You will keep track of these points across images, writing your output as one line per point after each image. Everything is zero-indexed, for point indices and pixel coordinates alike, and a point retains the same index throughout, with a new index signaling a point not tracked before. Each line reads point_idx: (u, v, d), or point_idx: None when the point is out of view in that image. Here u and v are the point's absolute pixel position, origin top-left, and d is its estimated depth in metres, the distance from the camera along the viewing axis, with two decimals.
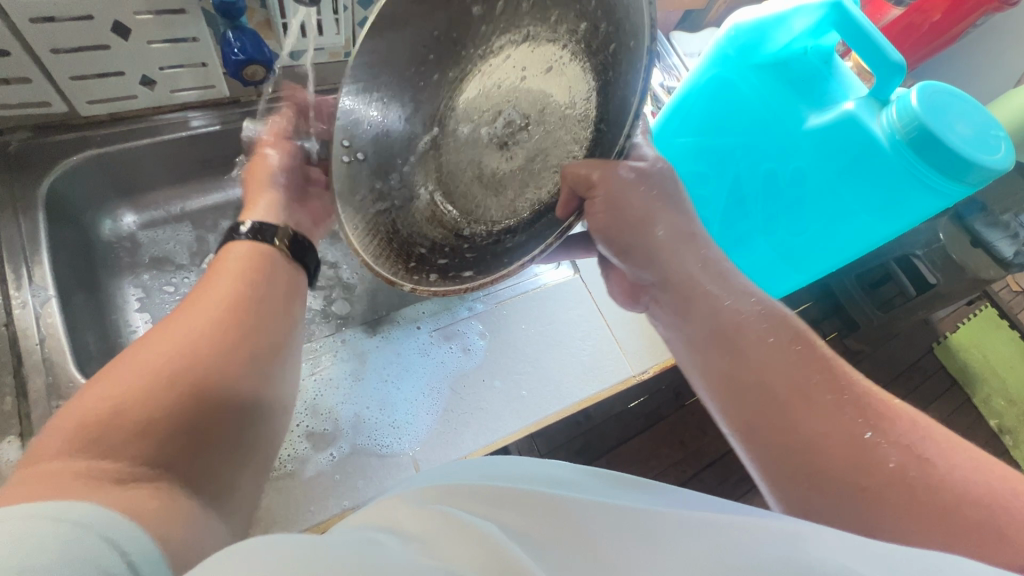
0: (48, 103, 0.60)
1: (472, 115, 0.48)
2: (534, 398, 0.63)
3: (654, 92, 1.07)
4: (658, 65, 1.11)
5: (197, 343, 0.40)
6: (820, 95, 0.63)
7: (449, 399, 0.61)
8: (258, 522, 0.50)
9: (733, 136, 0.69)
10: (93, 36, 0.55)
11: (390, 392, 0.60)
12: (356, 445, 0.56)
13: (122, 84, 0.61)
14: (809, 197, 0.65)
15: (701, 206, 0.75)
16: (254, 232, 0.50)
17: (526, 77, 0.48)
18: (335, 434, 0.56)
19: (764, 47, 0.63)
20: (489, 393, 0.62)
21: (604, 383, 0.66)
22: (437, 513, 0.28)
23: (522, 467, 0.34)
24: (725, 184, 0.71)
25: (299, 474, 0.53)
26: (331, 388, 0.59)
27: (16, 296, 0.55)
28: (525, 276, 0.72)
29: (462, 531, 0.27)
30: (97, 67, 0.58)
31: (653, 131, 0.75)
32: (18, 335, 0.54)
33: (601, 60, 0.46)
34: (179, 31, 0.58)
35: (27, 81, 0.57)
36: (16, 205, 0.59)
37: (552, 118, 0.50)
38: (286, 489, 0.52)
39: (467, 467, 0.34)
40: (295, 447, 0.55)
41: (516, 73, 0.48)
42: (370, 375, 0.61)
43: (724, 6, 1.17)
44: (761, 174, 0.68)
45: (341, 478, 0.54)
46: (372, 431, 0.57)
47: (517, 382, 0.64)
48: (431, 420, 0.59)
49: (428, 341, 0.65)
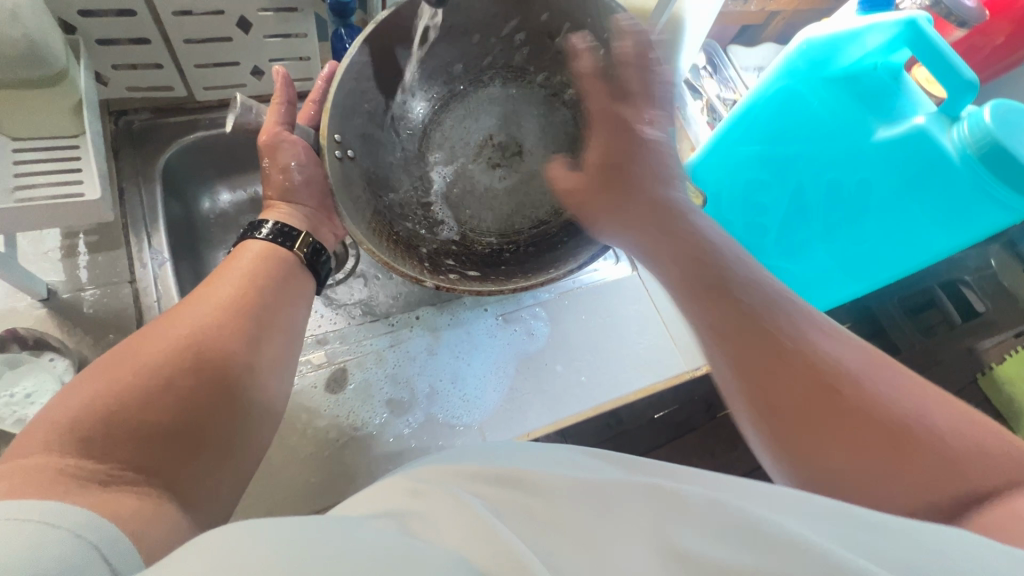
0: (171, 87, 0.66)
1: (461, 148, 0.64)
2: (592, 385, 0.67)
3: (711, 103, 1.10)
4: (715, 77, 1.12)
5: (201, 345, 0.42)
6: (889, 108, 0.65)
7: (515, 379, 0.65)
8: (343, 474, 0.56)
9: (797, 146, 0.72)
10: (220, 29, 0.61)
11: (461, 369, 0.64)
12: (430, 415, 0.60)
13: (235, 74, 0.67)
14: (872, 207, 0.67)
15: (759, 213, 0.78)
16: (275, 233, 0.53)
17: (512, 126, 0.64)
18: (412, 403, 0.60)
19: (835, 62, 0.65)
20: (551, 377, 0.66)
21: (659, 375, 0.69)
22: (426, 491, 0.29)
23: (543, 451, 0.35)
24: (787, 192, 0.74)
25: (379, 437, 0.58)
26: (408, 360, 0.63)
27: (139, 258, 0.61)
28: (586, 271, 0.76)
29: (453, 505, 0.28)
30: (217, 57, 0.64)
31: (715, 139, 0.78)
32: (140, 291, 0.60)
33: (564, 104, 0.63)
34: (292, 26, 0.64)
35: (157, 67, 0.63)
36: (138, 177, 0.66)
37: (530, 153, 0.64)
38: (368, 448, 0.57)
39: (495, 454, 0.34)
40: (376, 411, 0.59)
41: (491, 117, 0.64)
42: (444, 351, 0.65)
43: (783, 22, 1.19)
44: (823, 183, 0.71)
45: (416, 443, 0.58)
46: (444, 402, 0.61)
47: (577, 369, 0.67)
48: (496, 397, 0.63)
49: (496, 323, 0.69)
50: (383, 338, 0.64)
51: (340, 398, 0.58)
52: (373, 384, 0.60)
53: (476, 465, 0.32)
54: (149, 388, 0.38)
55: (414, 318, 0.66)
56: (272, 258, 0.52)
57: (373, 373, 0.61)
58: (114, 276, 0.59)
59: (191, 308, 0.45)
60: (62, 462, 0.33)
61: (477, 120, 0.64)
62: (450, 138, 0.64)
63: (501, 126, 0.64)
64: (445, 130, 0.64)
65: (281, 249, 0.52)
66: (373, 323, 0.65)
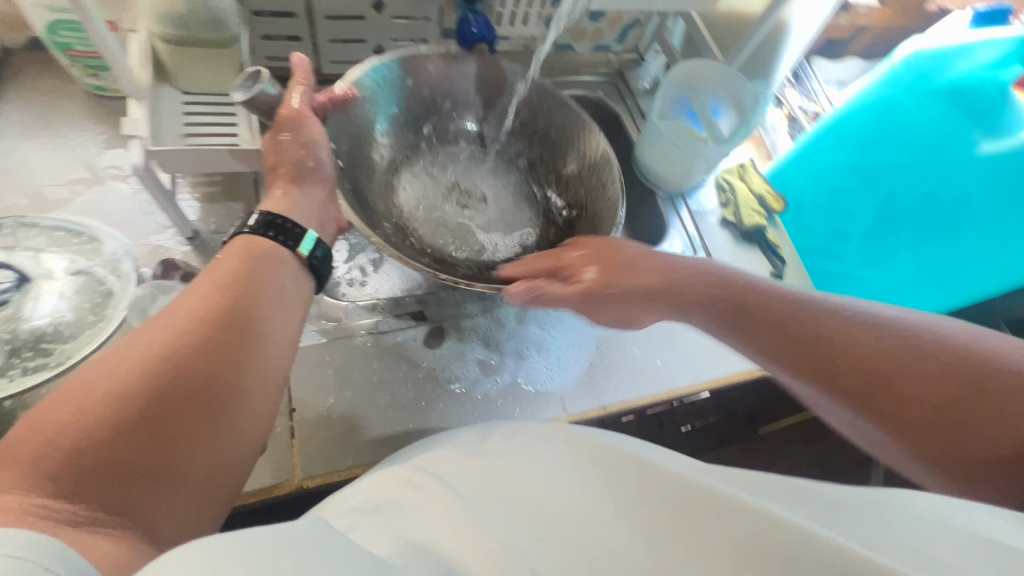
0: (302, 58, 0.72)
1: (419, 185, 0.68)
2: (667, 369, 0.69)
3: (793, 112, 1.11)
4: (797, 88, 1.15)
5: (187, 356, 0.37)
6: (995, 123, 0.65)
7: (594, 356, 0.68)
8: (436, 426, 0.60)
9: (891, 157, 0.73)
10: (357, 7, 0.67)
11: (546, 340, 0.68)
12: (516, 379, 0.64)
13: (360, 50, 0.73)
14: (969, 220, 0.69)
15: (843, 220, 0.80)
16: (275, 229, 0.48)
17: (432, 157, 0.71)
18: (499, 366, 0.64)
19: (940, 75, 0.66)
20: (629, 358, 0.69)
21: (731, 368, 0.71)
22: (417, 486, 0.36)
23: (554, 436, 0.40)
24: (875, 201, 0.76)
25: (470, 394, 0.62)
26: (498, 327, 0.67)
27: (266, 211, 0.66)
28: None
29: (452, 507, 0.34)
30: (349, 34, 0.70)
31: (802, 145, 0.79)
32: None
33: (443, 134, 0.71)
34: (420, 9, 0.69)
35: (295, 39, 0.69)
36: None
37: (478, 195, 0.70)
38: (460, 403, 0.61)
39: (483, 443, 0.41)
40: (468, 370, 0.63)
41: (449, 169, 0.71)
42: (532, 322, 0.68)
43: (872, 38, 1.19)
44: (917, 195, 0.72)
45: (503, 403, 0.62)
46: (529, 370, 0.65)
47: (653, 353, 0.70)
48: (577, 369, 0.67)
49: None
50: (476, 305, 0.68)
51: (437, 354, 0.63)
52: (466, 345, 0.65)
53: (464, 459, 0.39)
54: (106, 411, 0.32)
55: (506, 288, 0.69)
56: (282, 260, 0.47)
57: (467, 334, 0.65)
58: (243, 224, 0.65)
59: (157, 319, 0.39)
60: (27, 504, 0.29)
61: (442, 169, 0.70)
62: (415, 177, 0.68)
63: (444, 174, 0.70)
64: (415, 171, 0.69)
65: (275, 244, 0.47)
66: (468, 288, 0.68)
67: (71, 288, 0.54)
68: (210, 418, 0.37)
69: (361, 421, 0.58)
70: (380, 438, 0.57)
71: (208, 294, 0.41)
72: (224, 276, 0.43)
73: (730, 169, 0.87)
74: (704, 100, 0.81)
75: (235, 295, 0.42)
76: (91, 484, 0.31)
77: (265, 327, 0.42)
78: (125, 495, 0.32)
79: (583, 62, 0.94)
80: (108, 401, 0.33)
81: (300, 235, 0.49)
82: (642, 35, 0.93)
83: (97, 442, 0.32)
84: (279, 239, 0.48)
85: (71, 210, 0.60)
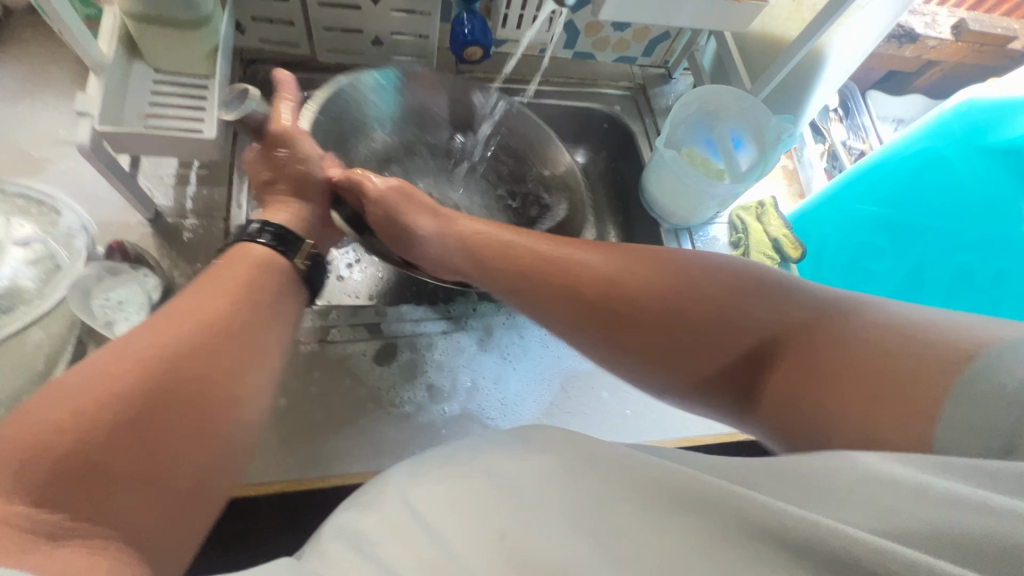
0: (297, 45, 0.70)
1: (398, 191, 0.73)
2: (636, 420, 0.63)
3: (835, 149, 1.01)
4: (845, 122, 1.05)
5: (187, 360, 0.36)
6: None
7: (557, 394, 0.63)
8: (371, 448, 0.56)
9: (928, 217, 0.67)
10: None
11: (507, 371, 0.63)
12: (466, 409, 0.60)
13: (357, 41, 0.70)
14: (1007, 296, 0.64)
15: (865, 278, 0.74)
16: (275, 238, 0.47)
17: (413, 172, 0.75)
18: (451, 393, 0.60)
19: (997, 132, 0.59)
20: (595, 403, 0.63)
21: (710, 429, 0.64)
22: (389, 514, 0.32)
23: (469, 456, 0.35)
24: (904, 262, 0.71)
25: (413, 418, 0.58)
26: (456, 351, 0.63)
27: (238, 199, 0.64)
28: None
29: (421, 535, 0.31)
30: (344, 23, 0.67)
31: (829, 191, 0.72)
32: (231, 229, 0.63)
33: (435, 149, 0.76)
34: (418, 3, 0.65)
35: (289, 25, 0.67)
36: None
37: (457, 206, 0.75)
38: (401, 427, 0.57)
39: (443, 461, 0.35)
40: (416, 393, 0.59)
41: (427, 180, 0.76)
42: (494, 350, 0.64)
43: (941, 73, 1.07)
44: (952, 261, 0.67)
45: (446, 433, 0.58)
46: (482, 401, 0.61)
47: (624, 400, 0.64)
48: (534, 405, 0.62)
49: (549, 333, 0.67)
50: (438, 323, 0.64)
51: (385, 371, 0.59)
52: (419, 365, 0.61)
53: (435, 467, 0.35)
54: (96, 418, 0.31)
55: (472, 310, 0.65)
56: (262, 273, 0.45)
57: (421, 354, 0.62)
58: (209, 211, 0.63)
59: (148, 327, 0.37)
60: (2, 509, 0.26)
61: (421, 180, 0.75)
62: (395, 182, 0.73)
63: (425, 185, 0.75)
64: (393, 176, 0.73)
65: (275, 254, 0.46)
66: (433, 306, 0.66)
67: (24, 258, 0.54)
68: (198, 436, 0.35)
69: (292, 433, 0.55)
70: (309, 454, 0.55)
71: (205, 299, 0.40)
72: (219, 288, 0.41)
73: (746, 207, 0.79)
74: (724, 132, 0.73)
75: (234, 303, 0.41)
76: (61, 500, 0.28)
77: (260, 335, 0.42)
78: (98, 512, 0.29)
79: (604, 73, 0.88)
80: (92, 411, 0.31)
81: (293, 242, 0.48)
82: (671, 49, 0.87)
83: (67, 467, 0.29)
84: (279, 248, 0.47)
85: (43, 177, 0.60)
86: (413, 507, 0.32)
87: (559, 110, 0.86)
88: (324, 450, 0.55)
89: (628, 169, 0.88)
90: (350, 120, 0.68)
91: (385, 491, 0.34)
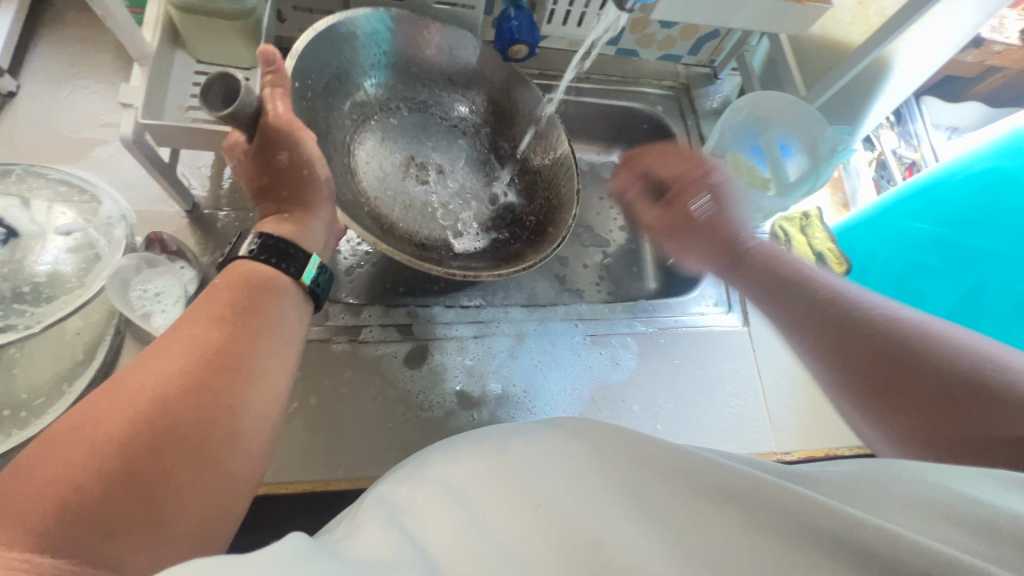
0: None
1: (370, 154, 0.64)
2: (666, 435, 0.62)
3: (884, 157, 0.97)
4: (896, 129, 1.01)
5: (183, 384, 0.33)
6: None
7: (587, 404, 0.62)
8: (398, 451, 0.56)
9: (991, 240, 0.64)
10: None
11: (538, 378, 0.62)
12: (494, 415, 0.59)
13: None
14: None
15: (916, 301, 0.71)
16: (269, 252, 0.42)
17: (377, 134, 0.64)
18: (480, 399, 0.59)
19: None
20: (626, 416, 0.62)
21: (743, 448, 0.63)
22: (403, 499, 0.31)
23: (495, 445, 0.34)
24: (960, 286, 0.67)
25: (442, 423, 0.57)
26: (487, 356, 0.62)
27: None
28: (691, 312, 0.70)
29: (455, 526, 0.28)
30: None
31: (880, 206, 0.70)
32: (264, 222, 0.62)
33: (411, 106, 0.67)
34: None
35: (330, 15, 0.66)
36: None
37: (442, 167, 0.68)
38: (430, 431, 0.57)
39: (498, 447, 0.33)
40: (445, 397, 0.59)
41: (409, 140, 0.67)
42: (525, 357, 0.63)
43: (1003, 80, 1.01)
44: (1015, 289, 0.63)
45: None
46: (511, 408, 0.60)
47: (655, 414, 0.63)
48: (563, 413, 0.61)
49: (582, 342, 0.65)
50: (469, 327, 0.63)
51: (415, 375, 0.59)
52: (449, 369, 0.60)
53: (479, 446, 0.34)
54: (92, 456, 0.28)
55: (504, 314, 0.64)
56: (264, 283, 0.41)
57: (452, 359, 0.61)
58: (242, 203, 0.62)
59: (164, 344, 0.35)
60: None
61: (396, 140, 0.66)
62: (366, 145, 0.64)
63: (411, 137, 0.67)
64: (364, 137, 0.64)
65: (276, 271, 0.42)
66: (459, 310, 0.64)
67: (68, 247, 0.54)
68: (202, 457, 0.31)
69: (320, 433, 0.55)
70: (337, 455, 0.54)
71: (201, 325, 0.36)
72: (226, 288, 0.39)
73: (790, 219, 0.77)
74: (773, 135, 0.70)
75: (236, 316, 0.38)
76: (79, 540, 0.26)
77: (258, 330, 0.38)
78: (106, 547, 0.26)
79: (647, 71, 0.85)
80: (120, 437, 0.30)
81: (302, 263, 0.44)
82: (719, 49, 0.84)
83: (81, 494, 0.27)
84: (277, 262, 0.43)
85: (83, 164, 0.60)
86: (451, 492, 0.31)
87: (597, 108, 0.84)
88: (352, 452, 0.55)
89: None
90: (339, 68, 0.59)
91: (423, 477, 0.32)
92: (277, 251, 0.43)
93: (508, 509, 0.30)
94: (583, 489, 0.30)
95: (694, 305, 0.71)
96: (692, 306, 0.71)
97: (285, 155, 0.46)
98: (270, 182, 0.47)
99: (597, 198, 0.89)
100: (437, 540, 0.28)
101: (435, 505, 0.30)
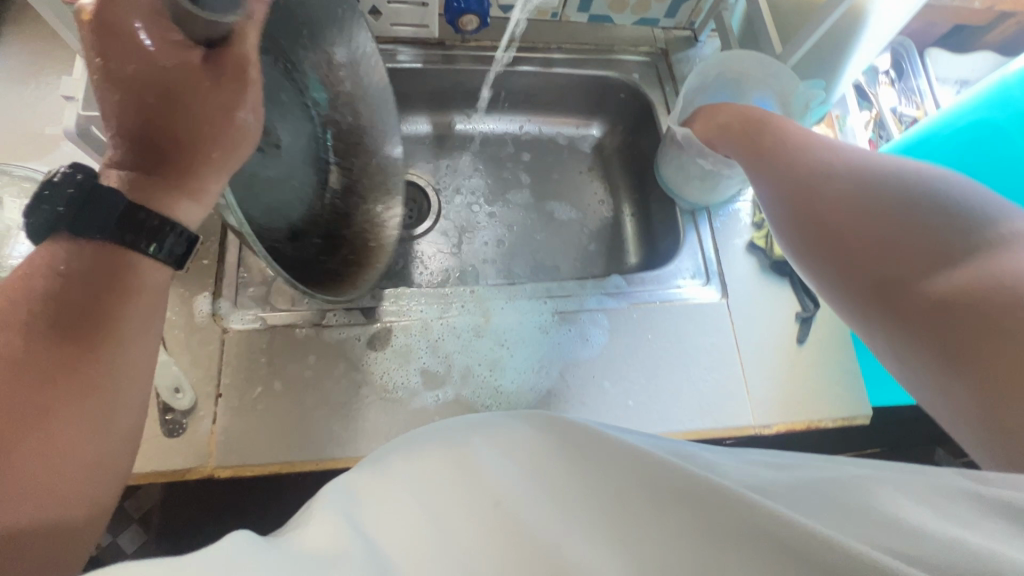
0: None
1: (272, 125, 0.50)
2: (637, 411, 0.61)
3: (883, 116, 0.92)
4: (897, 85, 0.95)
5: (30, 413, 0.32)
6: None
7: (556, 382, 0.61)
8: (361, 432, 0.56)
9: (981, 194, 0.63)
10: None
11: (504, 357, 0.61)
12: (460, 395, 0.59)
13: None
14: None
15: None
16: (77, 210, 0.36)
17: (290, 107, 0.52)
18: (445, 379, 0.59)
19: None
20: (595, 392, 0.61)
21: (718, 422, 0.62)
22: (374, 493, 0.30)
23: (455, 438, 0.33)
24: None
25: (406, 404, 0.58)
26: (452, 336, 0.61)
27: None
28: (666, 286, 0.68)
29: (393, 522, 0.29)
30: None
31: None
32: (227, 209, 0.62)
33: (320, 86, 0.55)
34: None
35: None
36: None
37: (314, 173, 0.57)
38: (394, 412, 0.57)
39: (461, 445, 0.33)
40: (409, 378, 0.59)
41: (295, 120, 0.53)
42: (490, 336, 0.62)
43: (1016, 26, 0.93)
44: None
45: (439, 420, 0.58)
46: (477, 388, 0.60)
47: (626, 390, 0.62)
48: (530, 392, 0.60)
49: (551, 319, 0.64)
50: (434, 307, 0.63)
51: (377, 357, 0.59)
52: (412, 350, 0.60)
53: (436, 447, 0.33)
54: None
55: (468, 293, 0.64)
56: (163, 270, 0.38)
57: (415, 339, 0.61)
58: None
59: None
60: None
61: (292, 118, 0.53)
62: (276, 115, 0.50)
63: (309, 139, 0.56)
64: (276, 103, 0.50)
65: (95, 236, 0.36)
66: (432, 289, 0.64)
67: None
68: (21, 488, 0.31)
69: (285, 414, 0.55)
70: (301, 437, 0.55)
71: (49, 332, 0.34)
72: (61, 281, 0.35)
73: None
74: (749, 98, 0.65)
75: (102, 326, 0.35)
76: None
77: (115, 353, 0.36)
78: None
79: (623, 37, 0.82)
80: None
81: (179, 253, 0.39)
82: (698, 10, 0.80)
83: None
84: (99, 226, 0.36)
85: (51, 160, 0.60)
86: (405, 483, 0.31)
87: (571, 79, 0.81)
88: (316, 434, 0.56)
89: (647, 140, 0.82)
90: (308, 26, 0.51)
91: (385, 474, 0.32)
92: (121, 220, 0.37)
93: (451, 516, 0.29)
94: (537, 496, 0.30)
95: (671, 278, 0.69)
96: (668, 279, 0.69)
97: (246, 114, 0.41)
98: (168, 121, 0.38)
99: (576, 172, 0.87)
100: (385, 540, 0.28)
101: (381, 508, 0.29)
